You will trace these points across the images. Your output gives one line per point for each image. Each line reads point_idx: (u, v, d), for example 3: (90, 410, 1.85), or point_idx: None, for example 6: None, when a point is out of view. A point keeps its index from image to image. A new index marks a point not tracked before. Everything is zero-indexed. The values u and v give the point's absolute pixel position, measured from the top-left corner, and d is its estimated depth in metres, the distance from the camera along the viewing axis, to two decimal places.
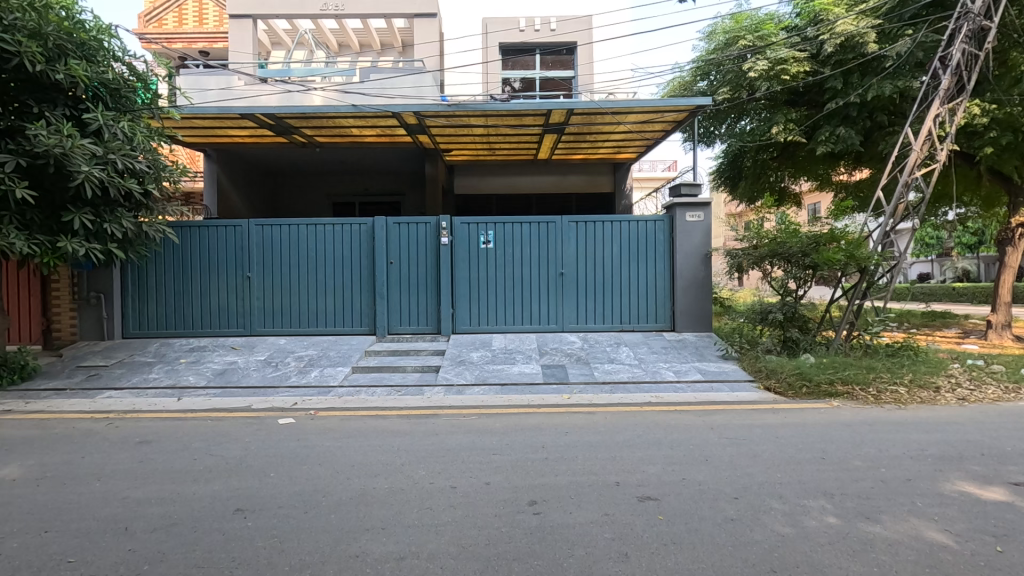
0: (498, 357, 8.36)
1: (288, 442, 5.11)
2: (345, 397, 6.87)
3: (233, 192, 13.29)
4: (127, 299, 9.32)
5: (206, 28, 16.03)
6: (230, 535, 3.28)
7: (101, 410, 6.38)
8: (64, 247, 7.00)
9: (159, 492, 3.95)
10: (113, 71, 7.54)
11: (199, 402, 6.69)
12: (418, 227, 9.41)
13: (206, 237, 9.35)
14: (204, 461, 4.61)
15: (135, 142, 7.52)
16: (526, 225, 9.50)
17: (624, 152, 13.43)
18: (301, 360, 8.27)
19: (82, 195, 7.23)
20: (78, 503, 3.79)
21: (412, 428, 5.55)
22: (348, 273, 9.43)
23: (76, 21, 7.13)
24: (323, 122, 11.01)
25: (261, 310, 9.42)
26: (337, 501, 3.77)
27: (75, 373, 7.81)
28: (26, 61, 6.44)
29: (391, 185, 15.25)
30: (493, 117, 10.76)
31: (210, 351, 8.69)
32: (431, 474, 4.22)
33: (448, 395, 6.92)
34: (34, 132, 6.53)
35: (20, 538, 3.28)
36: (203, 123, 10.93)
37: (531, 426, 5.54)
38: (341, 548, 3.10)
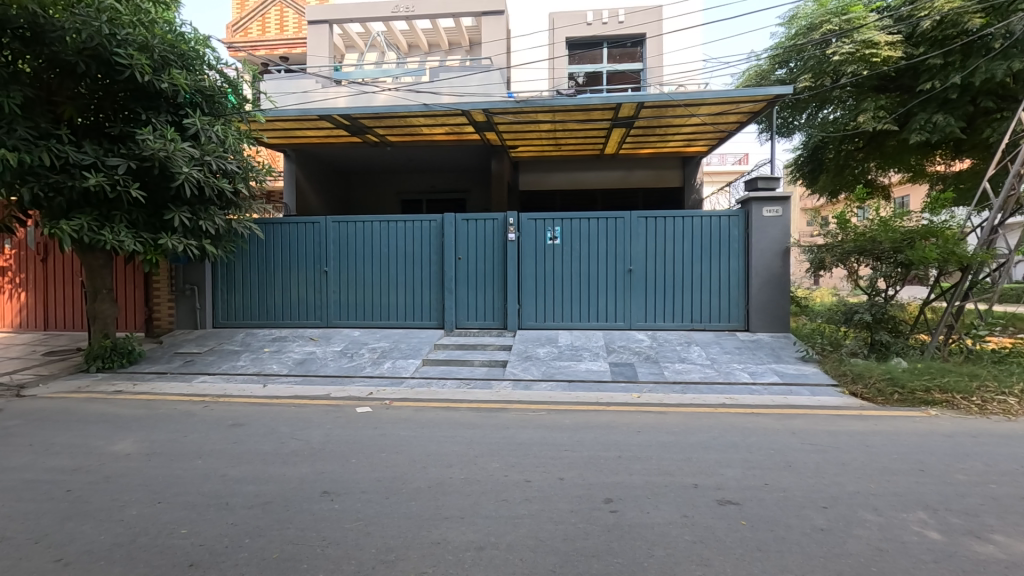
0: (564, 353, 8.33)
1: (366, 430, 5.33)
2: (416, 389, 7.08)
3: (310, 191, 13.96)
4: (217, 291, 10.01)
5: (286, 34, 16.92)
6: (319, 516, 3.47)
7: (197, 394, 6.90)
8: (165, 244, 7.61)
9: (253, 472, 4.23)
10: (208, 78, 8.10)
11: (283, 389, 7.11)
12: (486, 223, 9.52)
13: (287, 233, 9.88)
14: (291, 444, 4.90)
15: (227, 144, 8.08)
16: (593, 221, 9.40)
17: (694, 145, 13.01)
18: (375, 352, 8.58)
19: (181, 195, 7.83)
20: (184, 477, 4.13)
21: (483, 421, 5.64)
22: (418, 269, 9.69)
23: (178, 34, 7.73)
24: (395, 122, 11.35)
25: (336, 303, 9.86)
26: (416, 489, 3.89)
27: (173, 359, 8.48)
28: (137, 72, 7.05)
29: (457, 182, 15.52)
30: (561, 113, 10.70)
31: (290, 342, 9.18)
32: (505, 467, 4.28)
33: (516, 390, 6.99)
34: (143, 137, 7.15)
35: (137, 506, 3.61)
36: (284, 125, 11.53)
37: (601, 423, 5.50)
38: (423, 535, 3.20)
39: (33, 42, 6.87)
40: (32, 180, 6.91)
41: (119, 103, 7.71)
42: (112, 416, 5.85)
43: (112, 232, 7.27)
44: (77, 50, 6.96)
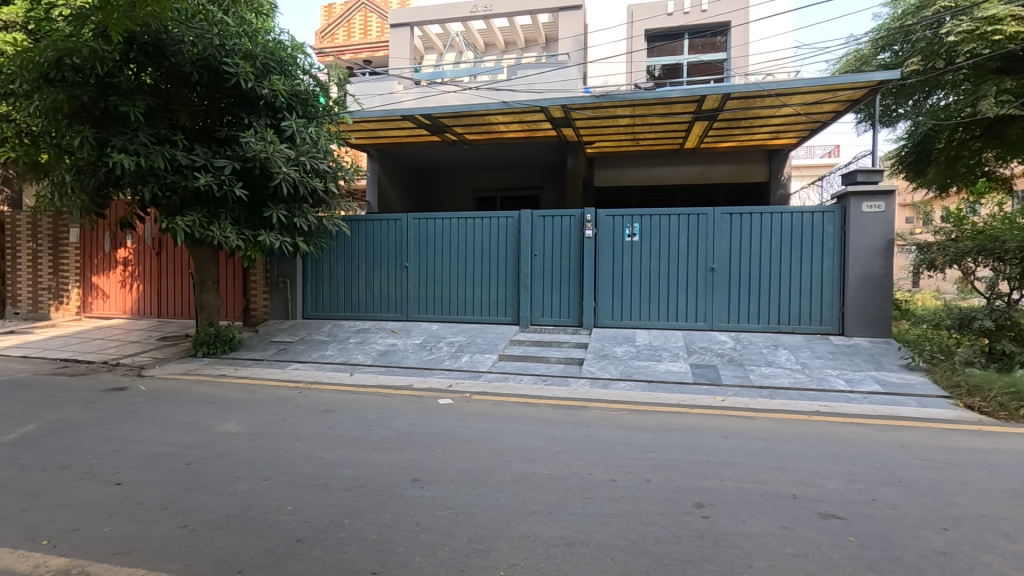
0: (642, 353, 8.15)
1: (449, 422, 5.46)
2: (494, 383, 7.18)
3: (391, 189, 14.48)
4: (307, 285, 10.60)
5: (370, 38, 17.64)
6: (411, 502, 3.59)
7: (291, 380, 7.36)
8: (265, 240, 8.16)
9: (347, 456, 4.45)
10: (303, 83, 8.60)
11: (368, 378, 7.43)
12: (563, 220, 9.49)
13: (371, 230, 10.32)
14: (380, 432, 5.11)
15: (320, 145, 8.55)
16: (673, 217, 9.13)
17: (782, 138, 12.33)
18: (453, 346, 8.77)
19: (278, 194, 8.37)
20: (285, 458, 4.40)
21: (563, 418, 5.64)
22: (495, 265, 9.81)
23: (277, 42, 8.25)
24: (474, 120, 11.53)
25: (416, 297, 10.17)
26: (502, 481, 3.94)
27: (268, 347, 9.07)
28: (241, 79, 7.59)
29: (531, 180, 15.57)
30: (641, 107, 10.47)
31: (373, 334, 9.57)
32: (589, 465, 4.25)
33: (593, 388, 6.92)
34: (246, 139, 7.71)
35: (248, 482, 3.90)
36: (369, 125, 12.03)
37: (686, 426, 5.33)
38: (512, 527, 3.24)
39: (155, 55, 7.53)
40: (152, 180, 7.59)
41: (224, 108, 8.31)
42: (220, 398, 6.35)
43: (219, 228, 7.86)
44: (192, 60, 7.57)
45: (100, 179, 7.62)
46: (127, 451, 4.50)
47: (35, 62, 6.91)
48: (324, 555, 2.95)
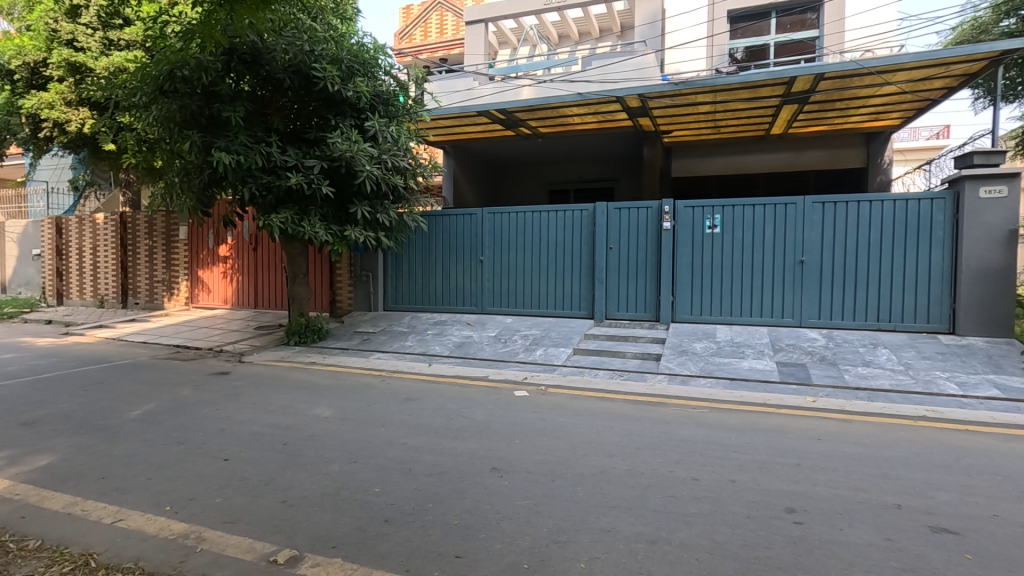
0: (724, 349, 7.83)
1: (525, 413, 5.51)
2: (569, 377, 7.16)
3: (466, 184, 14.76)
4: (387, 278, 11.04)
5: (446, 37, 18.04)
6: (491, 491, 3.66)
7: (374, 368, 7.71)
8: (350, 235, 8.61)
9: (429, 443, 4.61)
10: (384, 83, 8.95)
11: (446, 369, 7.66)
12: (640, 212, 9.27)
13: (448, 225, 10.58)
14: (458, 420, 5.26)
15: (400, 142, 8.90)
16: (758, 207, 8.68)
17: (883, 119, 11.37)
18: (527, 338, 8.82)
19: (362, 191, 8.78)
20: (371, 442, 4.63)
21: (641, 413, 5.54)
22: (570, 259, 9.76)
23: (360, 45, 8.64)
24: (549, 112, 11.51)
25: (491, 290, 10.32)
26: (580, 475, 3.93)
27: (353, 337, 9.56)
28: (329, 83, 8.02)
29: (605, 172, 15.33)
30: (724, 93, 10.03)
31: (450, 325, 9.82)
32: (669, 463, 4.15)
33: (671, 384, 6.73)
34: (334, 140, 8.15)
35: (338, 464, 4.13)
36: (446, 122, 12.32)
37: (772, 427, 5.07)
38: (592, 521, 3.23)
39: (252, 63, 8.08)
40: (251, 181, 8.15)
41: (313, 111, 8.78)
42: (311, 383, 6.78)
43: (309, 224, 8.35)
44: (284, 67, 8.08)
45: (205, 181, 8.28)
46: (232, 430, 4.90)
47: (152, 75, 7.60)
48: (410, 536, 3.08)
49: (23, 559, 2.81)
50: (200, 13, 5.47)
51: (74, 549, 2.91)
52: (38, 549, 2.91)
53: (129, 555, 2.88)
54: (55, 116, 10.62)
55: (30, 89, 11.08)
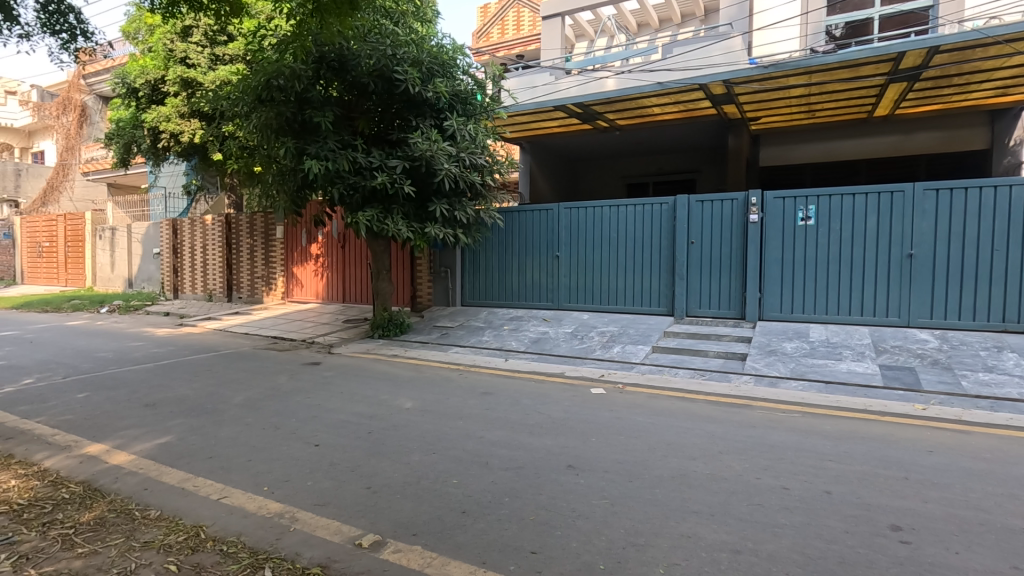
0: (818, 350, 7.29)
1: (601, 411, 5.42)
2: (648, 375, 6.97)
3: (542, 180, 14.75)
4: (465, 274, 11.26)
5: (522, 33, 18.07)
6: (567, 488, 3.65)
7: (453, 362, 7.90)
8: (431, 232, 8.89)
9: (505, 437, 4.65)
10: (463, 82, 9.13)
11: (523, 364, 7.70)
12: (725, 204, 8.83)
13: (524, 221, 10.63)
14: (534, 416, 5.27)
15: (478, 141, 9.07)
16: (859, 196, 8.00)
17: (1011, 94, 10.09)
18: (604, 335, 8.67)
19: (441, 188, 9.04)
20: (449, 434, 4.75)
21: (725, 415, 5.29)
22: (649, 254, 9.49)
23: (440, 47, 8.89)
24: (627, 104, 11.25)
25: (567, 286, 10.25)
26: (659, 477, 3.81)
27: (432, 331, 9.85)
28: (410, 85, 8.31)
29: (686, 164, 14.74)
30: (818, 75, 9.38)
31: (526, 321, 9.86)
32: (756, 469, 3.92)
33: (758, 386, 6.37)
34: (415, 140, 8.43)
35: (419, 454, 4.27)
36: (523, 118, 12.48)
37: (874, 435, 4.65)
38: (671, 525, 3.12)
39: (340, 70, 8.48)
40: (339, 182, 8.55)
41: (395, 113, 9.06)
42: (393, 375, 7.07)
43: (393, 222, 8.67)
44: (369, 72, 8.43)
45: (298, 183, 8.77)
46: (323, 418, 5.20)
47: (251, 86, 8.18)
48: (487, 528, 3.12)
49: (146, 526, 3.13)
50: (293, 24, 5.83)
51: (187, 521, 3.21)
52: (158, 518, 3.23)
53: (233, 529, 3.13)
54: (171, 128, 11.73)
55: (150, 104, 12.33)
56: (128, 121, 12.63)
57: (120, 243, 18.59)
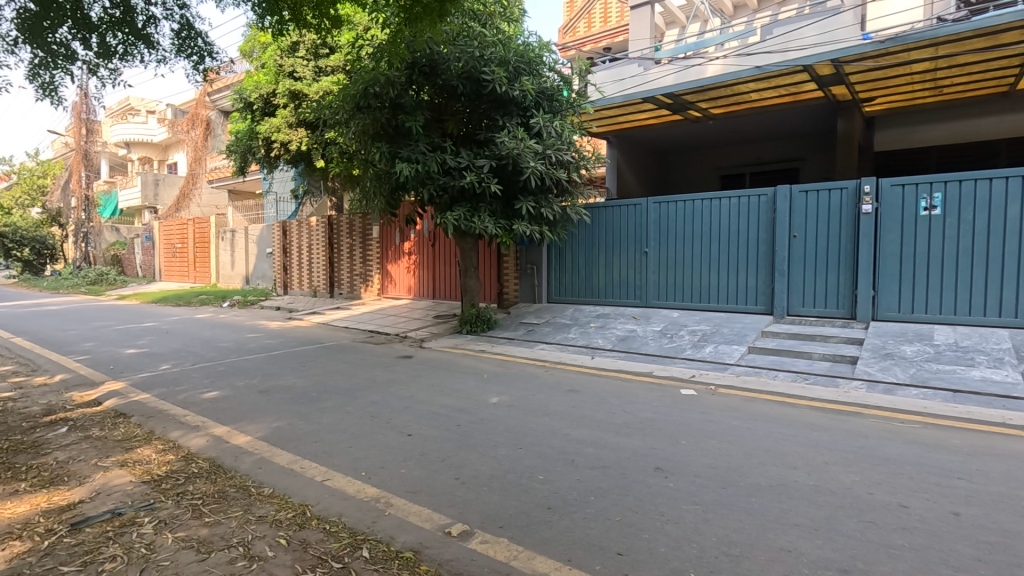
0: (944, 355, 6.53)
1: (692, 413, 5.21)
2: (744, 377, 6.60)
3: (629, 174, 14.40)
4: (551, 271, 11.27)
5: (610, 25, 17.72)
6: (655, 490, 3.55)
7: (539, 359, 7.94)
8: (518, 229, 8.99)
9: (591, 436, 4.60)
10: (549, 79, 9.13)
11: (609, 362, 7.58)
12: (832, 194, 8.15)
13: (611, 216, 10.44)
14: (622, 416, 5.17)
15: (564, 137, 9.05)
16: (997, 181, 7.07)
17: None
18: (695, 334, 8.31)
19: (528, 186, 9.11)
20: (535, 430, 4.78)
21: (831, 423, 4.89)
22: (745, 249, 8.97)
23: (527, 45, 8.97)
24: (722, 91, 10.70)
25: (656, 283, 9.95)
26: (756, 485, 3.60)
27: (519, 327, 9.96)
28: (497, 84, 8.45)
29: (788, 152, 13.77)
30: (947, 46, 8.44)
31: (613, 319, 9.69)
32: (868, 483, 3.59)
33: (871, 392, 5.83)
34: (502, 139, 8.56)
35: (505, 448, 4.34)
36: (610, 111, 12.27)
37: (1014, 453, 4.09)
38: (769, 537, 2.94)
39: (431, 74, 8.76)
40: (430, 183, 8.84)
41: (483, 113, 9.21)
42: (481, 370, 7.23)
43: (480, 220, 8.84)
44: (458, 74, 8.65)
45: (392, 186, 9.17)
46: (415, 409, 5.44)
47: (350, 94, 8.67)
48: (572, 526, 3.12)
49: (261, 502, 3.43)
50: (388, 33, 6.09)
51: (295, 500, 3.49)
52: (270, 495, 3.53)
53: (334, 510, 3.36)
54: (281, 137, 12.74)
55: (264, 116, 13.46)
56: (245, 133, 13.89)
57: (239, 244, 20.51)
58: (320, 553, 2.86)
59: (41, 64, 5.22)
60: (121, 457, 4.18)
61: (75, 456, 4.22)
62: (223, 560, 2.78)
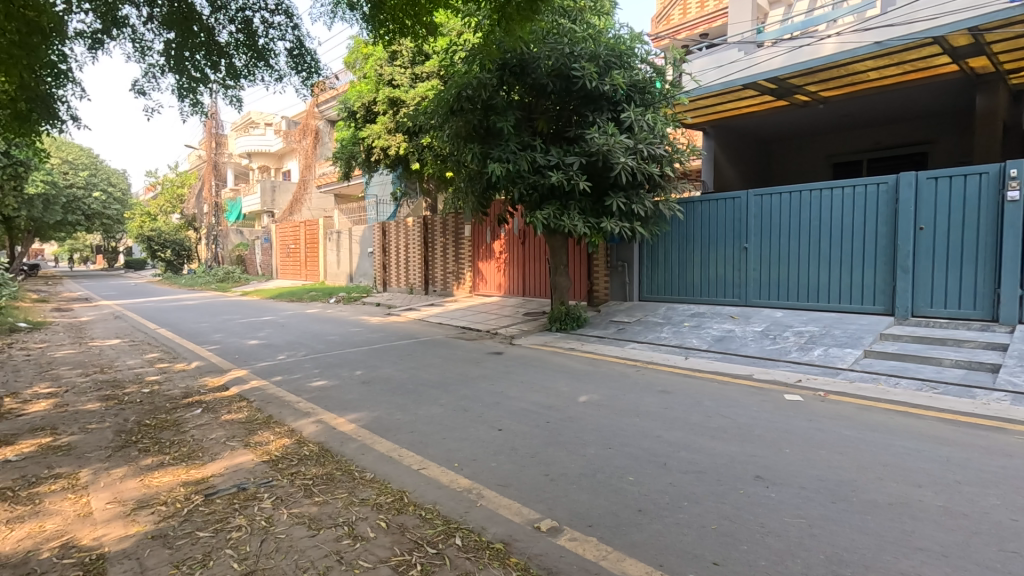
0: None
1: (798, 420, 4.86)
2: (858, 384, 6.04)
3: (727, 166, 13.68)
4: (643, 268, 10.99)
5: (707, 10, 16.93)
6: (755, 500, 3.36)
7: (630, 358, 7.79)
8: (607, 227, 8.84)
9: (684, 440, 4.44)
10: (640, 71, 8.93)
11: (704, 363, 7.27)
12: (969, 180, 7.23)
13: (708, 211, 9.99)
14: (718, 419, 4.94)
15: (657, 130, 8.78)
16: None
17: None
18: (802, 336, 7.74)
19: (619, 182, 8.96)
20: (625, 431, 4.69)
21: (965, 438, 4.35)
22: (861, 243, 8.22)
23: (618, 38, 8.83)
24: (835, 71, 9.86)
25: (757, 281, 9.39)
26: (872, 501, 3.30)
27: (609, 325, 9.83)
28: (587, 80, 8.38)
29: (913, 134, 12.37)
30: None
31: (709, 318, 9.27)
32: (1011, 509, 3.16)
33: (1015, 405, 5.12)
34: (592, 135, 8.47)
35: (595, 448, 4.30)
36: (707, 101, 11.72)
37: None
38: (887, 560, 2.68)
39: (521, 74, 8.84)
40: (520, 182, 8.93)
41: (573, 110, 9.17)
42: (570, 368, 7.22)
43: (569, 218, 8.80)
44: (548, 72, 8.68)
45: (483, 186, 9.37)
46: (506, 405, 5.55)
47: (444, 99, 8.96)
48: (664, 531, 3.03)
49: (363, 486, 3.68)
50: (481, 36, 6.25)
51: (394, 486, 3.69)
52: (371, 480, 3.77)
53: (429, 498, 3.52)
54: (381, 143, 13.47)
55: (365, 123, 14.30)
56: (349, 140, 14.85)
57: (344, 244, 21.98)
58: (416, 538, 3.01)
59: (181, 87, 5.95)
60: (245, 438, 4.65)
61: (209, 435, 4.76)
62: (330, 537, 3.01)
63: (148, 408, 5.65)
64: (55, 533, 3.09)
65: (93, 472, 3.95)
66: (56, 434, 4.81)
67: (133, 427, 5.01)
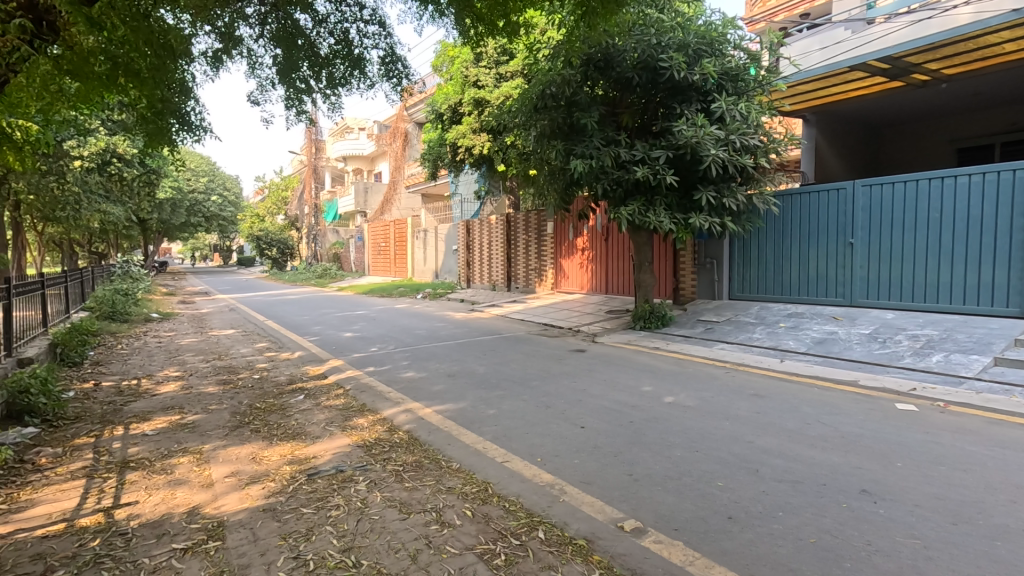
0: None
1: (911, 432, 4.43)
2: (985, 395, 5.40)
3: (831, 155, 12.69)
4: (734, 265, 10.47)
5: None
6: (860, 515, 3.11)
7: (720, 359, 7.45)
8: (695, 223, 8.50)
9: (780, 447, 4.19)
10: (733, 58, 8.51)
11: (802, 367, 6.81)
12: None
13: (808, 203, 9.33)
14: (818, 427, 4.61)
15: (750, 119, 8.30)
16: None
17: None
18: (917, 340, 7.03)
19: (708, 175, 8.60)
20: (714, 435, 4.51)
21: None
22: (991, 238, 7.33)
23: (708, 24, 8.49)
24: (962, 45, 8.83)
25: (864, 279, 8.64)
26: (1001, 526, 2.95)
27: (696, 325, 9.47)
28: (676, 70, 8.08)
29: None
30: None
31: (807, 319, 8.66)
32: None
33: None
34: (680, 128, 8.17)
35: (682, 450, 4.17)
36: (808, 85, 10.93)
37: None
38: None
39: (605, 68, 8.72)
40: (603, 178, 8.78)
41: (660, 102, 8.92)
42: (655, 368, 7.04)
43: (655, 214, 8.58)
44: (634, 65, 8.50)
45: (566, 183, 9.34)
46: (588, 402, 5.51)
47: (528, 98, 9.05)
48: (756, 540, 2.89)
49: (450, 475, 3.81)
50: (565, 32, 6.23)
51: (479, 477, 3.80)
52: (457, 470, 3.90)
53: (513, 491, 3.58)
54: (466, 143, 13.81)
55: (452, 124, 14.73)
56: (436, 141, 15.35)
57: (431, 242, 22.81)
58: (500, 528, 3.08)
59: (288, 98, 6.44)
60: (342, 423, 4.96)
61: (311, 419, 5.14)
62: (419, 521, 3.16)
63: (258, 392, 6.18)
64: (184, 501, 3.48)
65: (214, 448, 4.40)
66: (183, 413, 5.40)
67: (246, 409, 5.51)
